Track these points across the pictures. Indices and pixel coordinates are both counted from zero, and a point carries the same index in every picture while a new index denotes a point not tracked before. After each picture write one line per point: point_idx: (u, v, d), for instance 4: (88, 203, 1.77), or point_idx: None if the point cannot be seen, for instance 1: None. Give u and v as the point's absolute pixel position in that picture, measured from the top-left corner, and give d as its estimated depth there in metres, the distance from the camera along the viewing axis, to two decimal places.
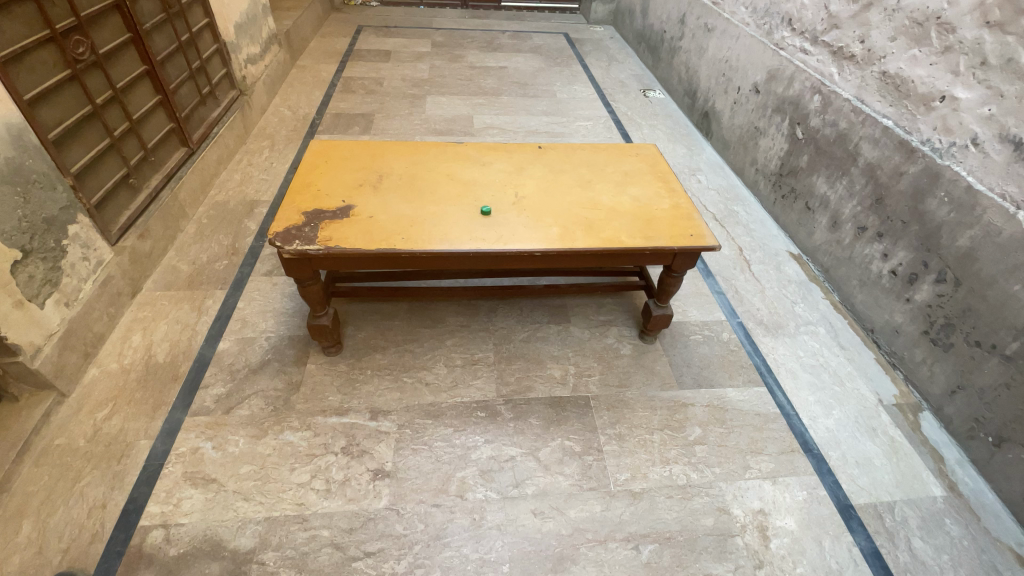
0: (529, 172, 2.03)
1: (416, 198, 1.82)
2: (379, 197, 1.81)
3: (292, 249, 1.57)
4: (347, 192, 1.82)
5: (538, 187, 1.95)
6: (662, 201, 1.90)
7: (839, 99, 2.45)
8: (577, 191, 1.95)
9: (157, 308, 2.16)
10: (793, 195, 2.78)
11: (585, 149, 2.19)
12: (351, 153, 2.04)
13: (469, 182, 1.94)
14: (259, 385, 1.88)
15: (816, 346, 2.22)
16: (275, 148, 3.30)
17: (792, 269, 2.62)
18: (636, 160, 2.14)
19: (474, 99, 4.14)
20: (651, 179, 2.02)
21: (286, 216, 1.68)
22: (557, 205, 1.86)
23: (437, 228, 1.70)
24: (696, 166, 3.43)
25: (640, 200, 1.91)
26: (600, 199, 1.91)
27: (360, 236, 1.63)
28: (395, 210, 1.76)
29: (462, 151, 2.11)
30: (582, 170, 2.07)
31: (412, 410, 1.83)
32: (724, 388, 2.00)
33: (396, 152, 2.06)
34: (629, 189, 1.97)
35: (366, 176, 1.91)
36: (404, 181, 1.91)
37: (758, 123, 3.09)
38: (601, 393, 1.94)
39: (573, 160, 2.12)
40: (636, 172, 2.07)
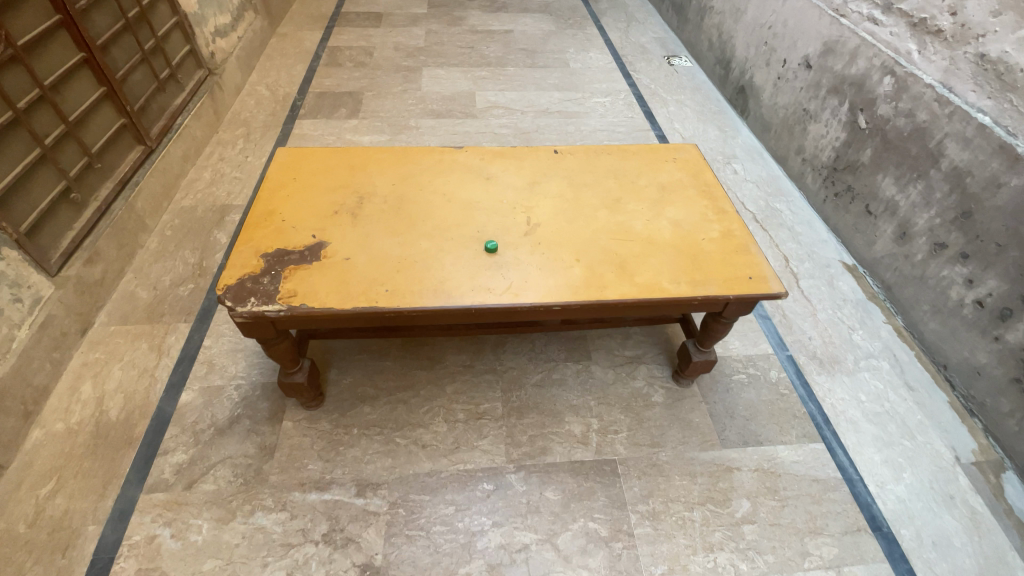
0: (544, 187, 1.66)
1: (405, 230, 1.47)
2: (359, 228, 1.46)
3: (247, 311, 1.24)
4: (319, 222, 1.47)
5: (555, 209, 1.58)
6: (710, 227, 1.54)
7: (918, 85, 2.02)
8: (604, 214, 1.58)
9: (111, 348, 1.86)
10: (850, 194, 2.39)
11: (610, 153, 1.81)
12: (326, 166, 1.68)
13: (471, 204, 1.58)
14: (227, 452, 1.60)
15: (880, 387, 1.89)
16: (250, 138, 2.90)
17: (846, 285, 2.26)
18: (674, 168, 1.76)
19: (477, 72, 3.67)
20: (694, 195, 1.65)
21: (241, 262, 1.34)
22: (581, 235, 1.50)
23: (430, 273, 1.35)
24: (732, 152, 3.00)
25: (683, 226, 1.54)
26: (634, 225, 1.54)
27: (334, 289, 1.29)
28: (379, 248, 1.41)
29: (462, 161, 1.73)
30: (608, 183, 1.69)
31: (407, 483, 1.55)
32: (775, 446, 1.70)
33: (382, 164, 1.69)
34: (668, 210, 1.59)
35: (343, 199, 1.56)
36: (390, 205, 1.55)
37: (808, 105, 2.65)
38: (629, 456, 1.64)
39: (597, 168, 1.74)
40: (675, 186, 1.69)
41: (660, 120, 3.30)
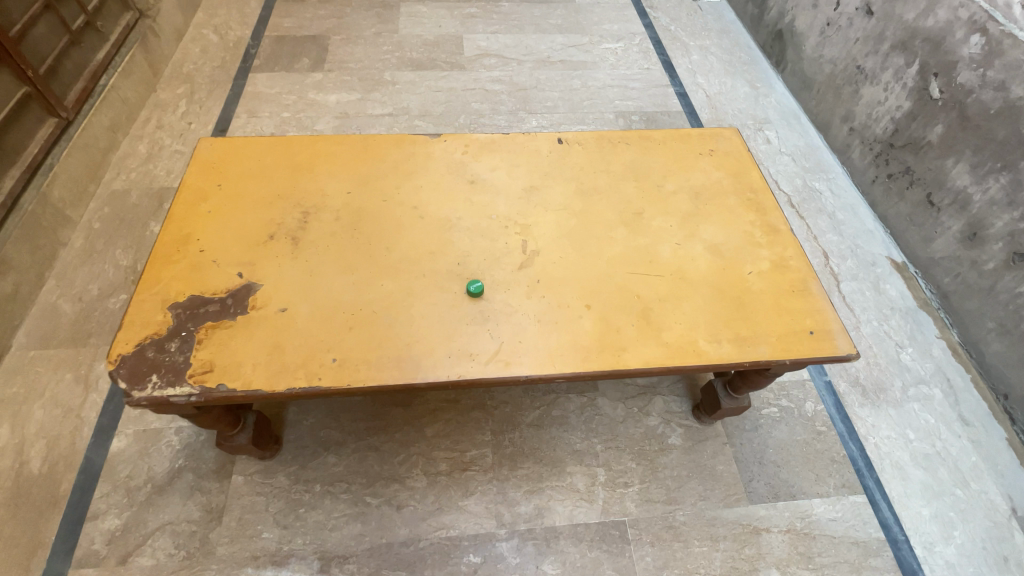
0: (544, 194, 1.29)
1: (361, 262, 1.12)
2: (302, 261, 1.11)
3: (146, 396, 0.93)
4: (250, 253, 1.12)
5: (558, 227, 1.23)
6: (758, 255, 1.20)
7: (1018, 51, 1.62)
8: (621, 235, 1.22)
9: (29, 380, 1.56)
10: (908, 179, 2.01)
11: (629, 143, 1.42)
12: (261, 165, 1.30)
13: (449, 221, 1.21)
14: (166, 516, 1.35)
15: (930, 422, 1.64)
16: (194, 99, 2.43)
17: (894, 289, 1.95)
18: (710, 166, 1.38)
19: (465, 9, 3.09)
20: (736, 206, 1.29)
21: (141, 320, 1.02)
22: (593, 267, 1.16)
23: (393, 332, 1.03)
24: (764, 115, 2.56)
25: (723, 254, 1.19)
26: (661, 251, 1.19)
27: (264, 361, 0.97)
28: (326, 292, 1.07)
29: (440, 156, 1.35)
30: (627, 188, 1.32)
31: (379, 555, 1.32)
32: (810, 499, 1.46)
33: (334, 163, 1.31)
34: (704, 228, 1.24)
35: (283, 215, 1.20)
36: (344, 225, 1.19)
37: (863, 62, 2.20)
38: (641, 517, 1.40)
39: (612, 166, 1.36)
40: (712, 192, 1.32)
41: (681, 72, 2.80)
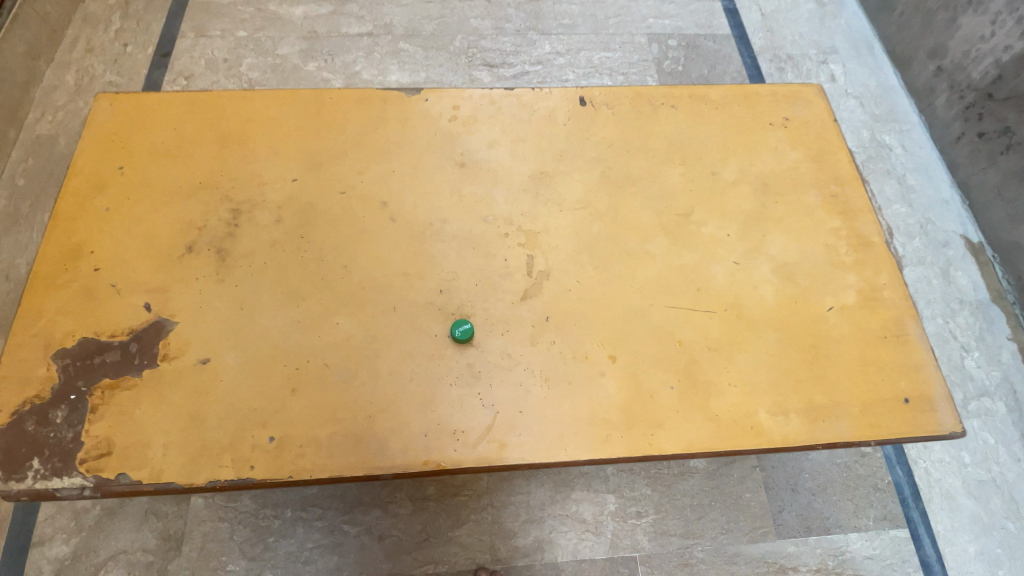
0: (559, 183, 0.95)
1: (309, 288, 0.83)
2: (229, 287, 0.84)
3: (28, 488, 0.72)
4: (162, 274, 0.85)
5: (577, 235, 0.91)
6: (840, 283, 0.91)
7: None
8: (660, 248, 0.90)
9: None
10: (1005, 142, 1.63)
11: (676, 107, 1.05)
12: (180, 140, 0.98)
13: (430, 225, 0.90)
14: (118, 544, 1.20)
15: (989, 443, 1.42)
16: (128, 11, 1.96)
17: (966, 277, 1.64)
18: (784, 145, 1.05)
19: None
20: (815, 206, 0.98)
21: (16, 376, 0.78)
22: (622, 298, 0.86)
23: (350, 398, 0.76)
24: (830, 43, 2.06)
25: (795, 279, 0.90)
26: (714, 274, 0.89)
27: (178, 440, 0.74)
28: (261, 336, 0.80)
29: (418, 123, 0.99)
30: (672, 175, 0.97)
31: None
32: (846, 534, 1.29)
33: (275, 134, 0.98)
34: (774, 240, 0.93)
35: (206, 215, 0.90)
36: (286, 230, 0.88)
37: None
38: (654, 552, 1.24)
39: (653, 141, 1.00)
40: (785, 184, 1.00)
41: None
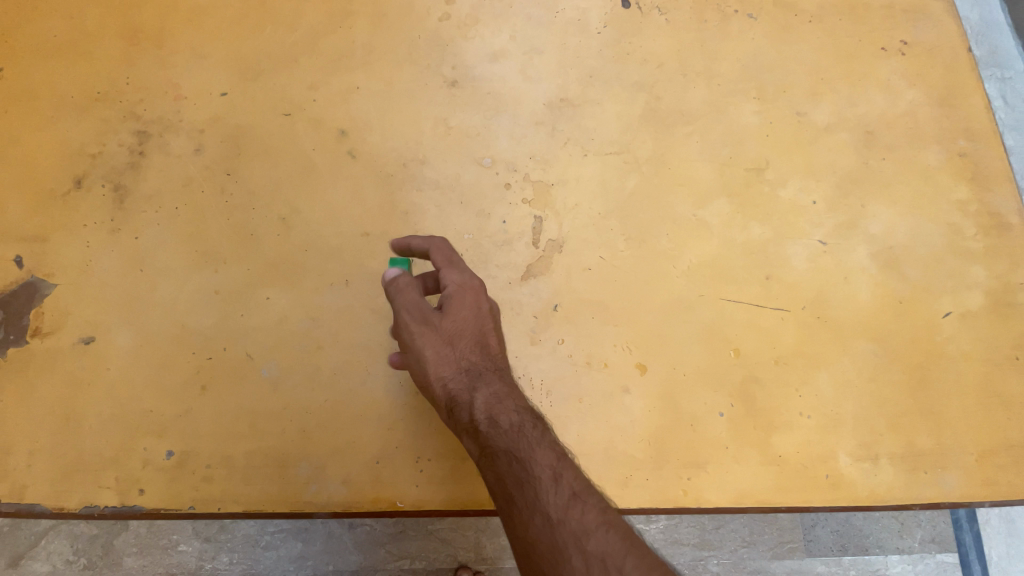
0: (585, 116, 0.69)
1: (231, 248, 0.61)
2: (126, 238, 0.62)
3: None
4: (38, 218, 0.63)
5: (604, 190, 0.66)
6: (964, 277, 0.66)
7: None
8: (719, 216, 0.65)
9: None
10: None
11: (755, 17, 0.76)
12: (75, 34, 0.73)
13: (403, 166, 0.65)
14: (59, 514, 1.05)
15: None
16: None
17: None
18: (900, 78, 0.76)
19: None
20: (936, 169, 0.71)
21: None
22: (661, 283, 0.62)
23: (278, 404, 0.56)
24: None
25: (902, 270, 0.65)
26: (792, 257, 0.64)
27: (48, 447, 0.55)
28: (165, 311, 0.59)
29: (398, 20, 0.71)
30: (742, 112, 0.70)
31: None
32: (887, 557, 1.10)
33: (200, 31, 0.71)
34: (877, 212, 0.67)
35: (103, 138, 0.67)
36: (205, 163, 0.65)
37: None
38: None
39: (720, 64, 0.72)
40: (897, 134, 0.72)
41: None
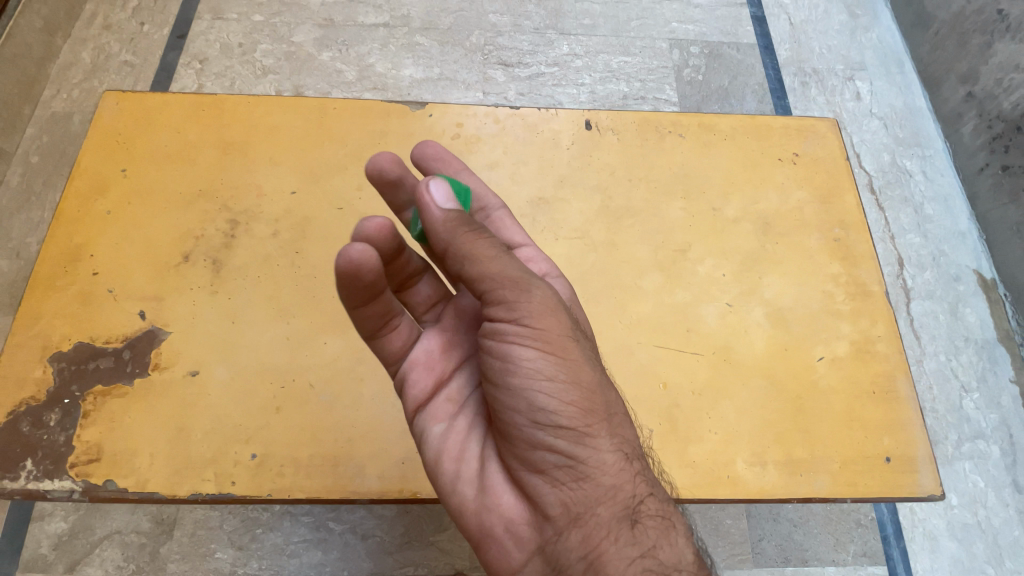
0: (556, 211, 0.94)
1: (299, 307, 0.85)
2: (222, 298, 0.85)
3: (20, 488, 0.75)
4: (157, 282, 0.87)
5: (570, 265, 0.90)
6: (834, 331, 0.90)
7: None
8: (653, 285, 0.90)
9: None
10: None
11: (684, 136, 1.02)
12: (181, 143, 0.97)
13: None
14: (113, 524, 1.23)
15: (979, 487, 1.41)
16: None
17: (975, 315, 1.60)
18: (792, 182, 1.01)
19: None
20: (817, 250, 0.96)
21: (14, 376, 0.80)
22: (610, 334, 0.86)
23: (332, 420, 0.78)
24: (858, 59, 1.92)
25: (788, 326, 0.89)
26: (706, 316, 0.88)
27: (164, 451, 0.76)
28: (251, 352, 0.81)
29: (420, 138, 0.98)
30: (672, 208, 0.96)
31: None
32: (823, 567, 1.29)
33: (276, 144, 0.97)
34: (770, 282, 0.92)
35: (204, 223, 0.91)
36: (280, 244, 0.89)
37: (1008, 6, 1.63)
38: None
39: (657, 172, 0.99)
40: (788, 225, 0.97)
41: None
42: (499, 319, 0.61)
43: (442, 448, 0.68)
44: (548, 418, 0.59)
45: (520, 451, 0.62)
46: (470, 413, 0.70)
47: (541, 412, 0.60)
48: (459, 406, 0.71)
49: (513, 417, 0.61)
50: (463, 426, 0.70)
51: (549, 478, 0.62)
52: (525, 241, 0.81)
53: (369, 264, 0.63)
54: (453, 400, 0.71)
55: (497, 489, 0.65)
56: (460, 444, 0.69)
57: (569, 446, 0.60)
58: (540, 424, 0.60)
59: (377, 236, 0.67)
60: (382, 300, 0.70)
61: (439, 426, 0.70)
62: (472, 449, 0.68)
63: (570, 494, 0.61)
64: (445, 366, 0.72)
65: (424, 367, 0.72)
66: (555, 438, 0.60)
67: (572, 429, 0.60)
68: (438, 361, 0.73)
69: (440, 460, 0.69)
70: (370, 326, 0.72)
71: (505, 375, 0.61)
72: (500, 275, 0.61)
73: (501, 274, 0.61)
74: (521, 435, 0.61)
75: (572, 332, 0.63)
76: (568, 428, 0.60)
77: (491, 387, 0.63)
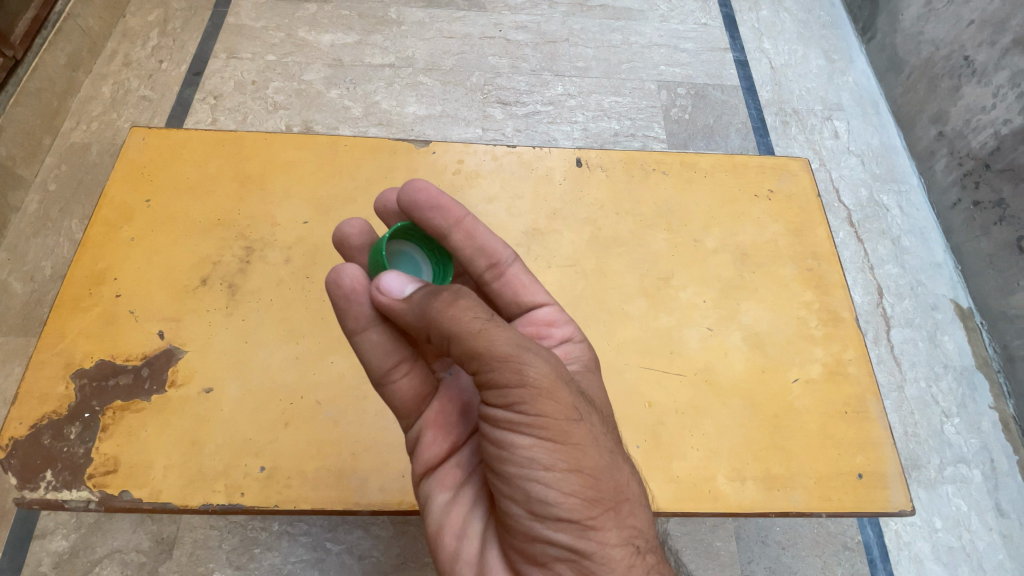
0: (549, 241, 1.02)
1: (308, 328, 0.91)
2: (237, 320, 0.91)
3: (39, 498, 0.79)
4: (175, 305, 0.93)
5: (562, 291, 0.97)
6: (807, 355, 0.96)
7: None
8: (639, 310, 0.96)
9: None
10: (999, 214, 1.65)
11: (667, 173, 1.11)
12: (202, 176, 1.05)
13: None
14: (114, 543, 1.25)
15: (962, 510, 1.44)
16: (167, 27, 1.98)
17: (953, 342, 1.66)
18: (767, 216, 1.09)
19: None
20: (791, 279, 1.03)
21: (37, 393, 0.85)
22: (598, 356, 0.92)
23: (337, 436, 0.83)
24: (836, 100, 2.05)
25: (765, 349, 0.95)
26: (687, 339, 0.94)
27: (178, 464, 0.81)
28: (263, 371, 0.87)
29: (424, 174, 1.06)
30: (656, 240, 1.03)
31: None
32: None
33: (290, 177, 1.05)
34: (747, 308, 0.99)
35: (221, 250, 0.98)
36: (293, 270, 0.96)
37: (973, 53, 1.72)
38: None
39: (642, 205, 1.07)
40: (764, 255, 1.05)
41: (747, 19, 2.21)
42: (492, 399, 0.61)
43: (443, 522, 0.69)
44: (548, 511, 0.60)
45: (520, 543, 0.63)
46: (476, 485, 0.71)
47: (541, 506, 0.60)
48: (465, 475, 0.72)
49: (513, 507, 0.62)
50: (468, 498, 0.71)
51: None
52: (549, 302, 0.87)
53: (356, 277, 0.74)
54: (462, 467, 0.73)
55: None
56: (463, 518, 0.70)
57: (572, 541, 0.61)
58: (539, 517, 0.60)
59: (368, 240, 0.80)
60: (383, 329, 0.74)
61: (444, 495, 0.72)
62: (473, 529, 0.69)
63: None
64: (460, 432, 0.75)
65: (439, 429, 0.74)
66: (557, 534, 0.61)
67: (572, 522, 0.60)
68: (454, 426, 0.75)
69: (442, 534, 0.69)
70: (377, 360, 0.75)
71: (503, 463, 0.62)
72: (487, 348, 0.61)
73: (491, 347, 0.61)
74: (519, 526, 0.62)
75: (575, 412, 0.62)
76: (567, 522, 0.60)
77: (492, 472, 0.64)
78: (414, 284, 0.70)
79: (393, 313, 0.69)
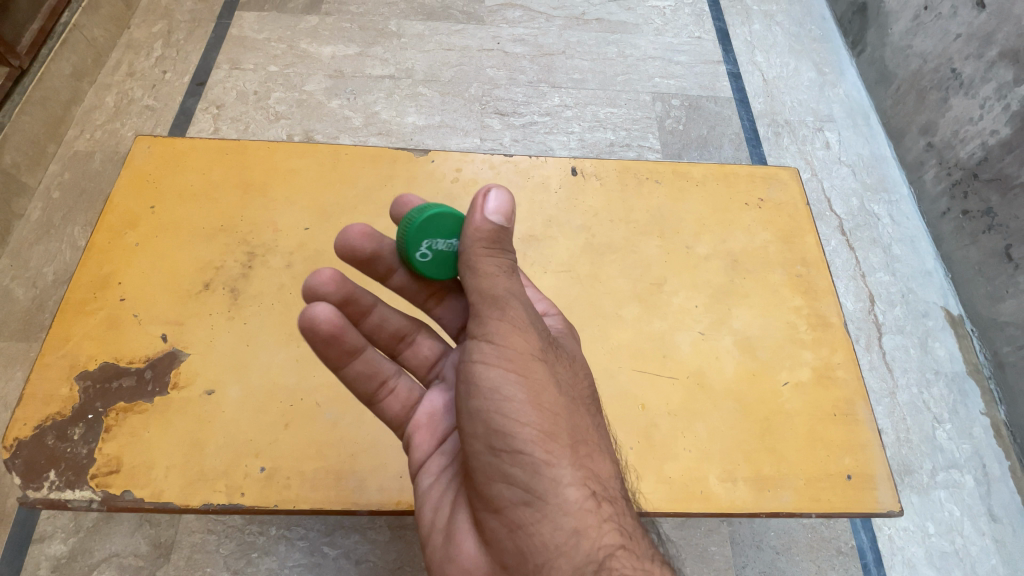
0: (545, 247, 1.04)
1: None
2: (239, 324, 0.93)
3: (42, 497, 0.80)
4: (178, 309, 0.94)
5: (557, 296, 1.00)
6: (797, 358, 0.98)
7: None
8: (632, 314, 0.99)
9: None
10: (987, 222, 1.68)
11: (660, 182, 1.14)
12: (205, 183, 1.07)
13: None
14: (113, 547, 1.25)
15: (955, 515, 1.45)
16: (172, 39, 2.02)
17: (944, 349, 1.69)
18: (758, 224, 1.12)
19: None
20: (781, 285, 1.06)
21: (42, 394, 0.87)
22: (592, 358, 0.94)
23: (336, 436, 0.85)
24: (827, 112, 2.09)
25: (756, 353, 0.97)
26: (680, 343, 0.97)
27: (179, 464, 0.82)
28: (264, 372, 0.89)
29: (423, 182, 1.09)
30: (649, 246, 1.06)
31: None
32: None
33: (292, 185, 1.07)
34: (739, 313, 1.01)
35: (224, 256, 1.00)
36: (294, 275, 0.99)
37: (960, 66, 1.76)
38: None
39: (636, 213, 1.09)
40: (754, 262, 1.07)
41: (740, 32, 2.26)
42: (471, 340, 0.69)
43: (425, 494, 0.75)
44: (504, 442, 0.63)
45: (481, 485, 0.66)
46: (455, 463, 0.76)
47: (498, 437, 0.64)
48: (447, 461, 0.77)
49: (474, 445, 0.66)
50: (448, 477, 0.75)
51: (508, 513, 0.64)
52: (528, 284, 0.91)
53: (328, 318, 0.76)
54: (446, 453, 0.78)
55: (460, 535, 0.70)
56: (441, 495, 0.75)
57: (526, 478, 0.62)
58: (496, 450, 0.64)
59: (325, 288, 0.80)
60: (361, 357, 0.81)
61: (428, 479, 0.77)
62: (449, 496, 0.74)
63: (528, 535, 0.62)
64: (444, 426, 0.80)
65: (426, 430, 0.80)
66: (511, 468, 0.63)
67: (524, 455, 0.62)
68: (440, 421, 0.81)
69: (424, 510, 0.75)
70: (363, 386, 0.82)
71: (468, 400, 0.67)
72: (488, 291, 0.69)
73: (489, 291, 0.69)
74: (480, 464, 0.65)
75: (541, 353, 0.68)
76: (519, 455, 0.62)
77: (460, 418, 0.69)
78: (504, 211, 0.71)
79: (469, 215, 0.71)
